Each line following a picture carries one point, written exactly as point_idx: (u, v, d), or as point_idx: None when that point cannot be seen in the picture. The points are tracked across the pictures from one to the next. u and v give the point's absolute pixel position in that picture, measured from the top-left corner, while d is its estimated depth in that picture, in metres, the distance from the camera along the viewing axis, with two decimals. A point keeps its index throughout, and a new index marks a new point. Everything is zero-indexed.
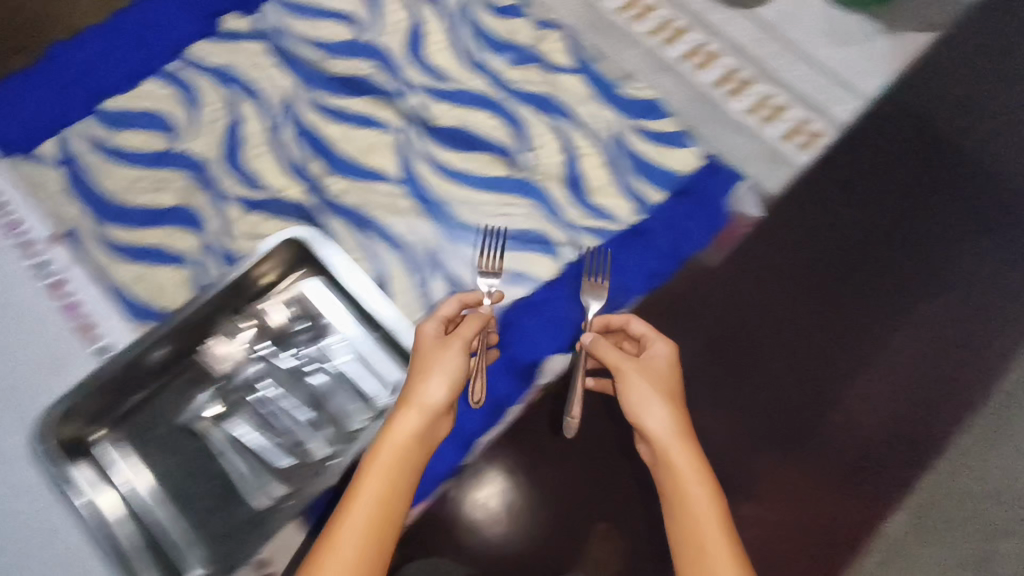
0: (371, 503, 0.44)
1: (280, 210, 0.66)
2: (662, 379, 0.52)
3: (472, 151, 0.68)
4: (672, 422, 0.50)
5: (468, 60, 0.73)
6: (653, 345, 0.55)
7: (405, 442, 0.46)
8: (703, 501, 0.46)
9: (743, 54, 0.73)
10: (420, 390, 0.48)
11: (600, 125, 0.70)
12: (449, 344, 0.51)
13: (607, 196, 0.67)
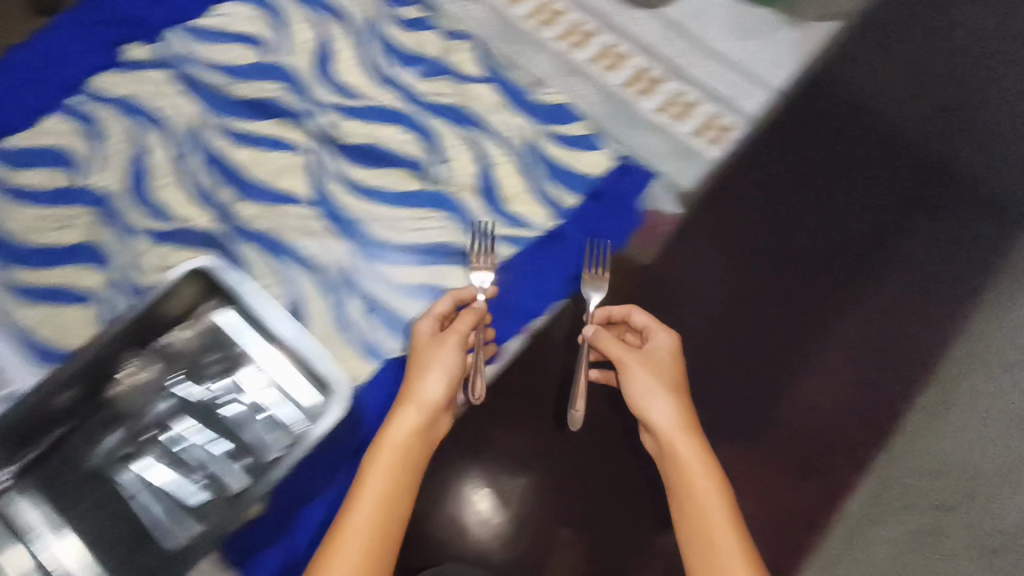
0: (377, 485, 0.51)
1: (189, 241, 0.65)
2: (663, 370, 0.58)
3: (383, 168, 0.68)
4: (678, 414, 0.56)
5: (377, 70, 0.72)
6: (654, 339, 0.61)
7: (403, 434, 0.53)
8: (704, 481, 0.53)
9: (651, 47, 0.73)
10: (420, 386, 0.55)
11: (513, 133, 0.70)
12: (444, 341, 0.57)
13: (524, 205, 0.68)
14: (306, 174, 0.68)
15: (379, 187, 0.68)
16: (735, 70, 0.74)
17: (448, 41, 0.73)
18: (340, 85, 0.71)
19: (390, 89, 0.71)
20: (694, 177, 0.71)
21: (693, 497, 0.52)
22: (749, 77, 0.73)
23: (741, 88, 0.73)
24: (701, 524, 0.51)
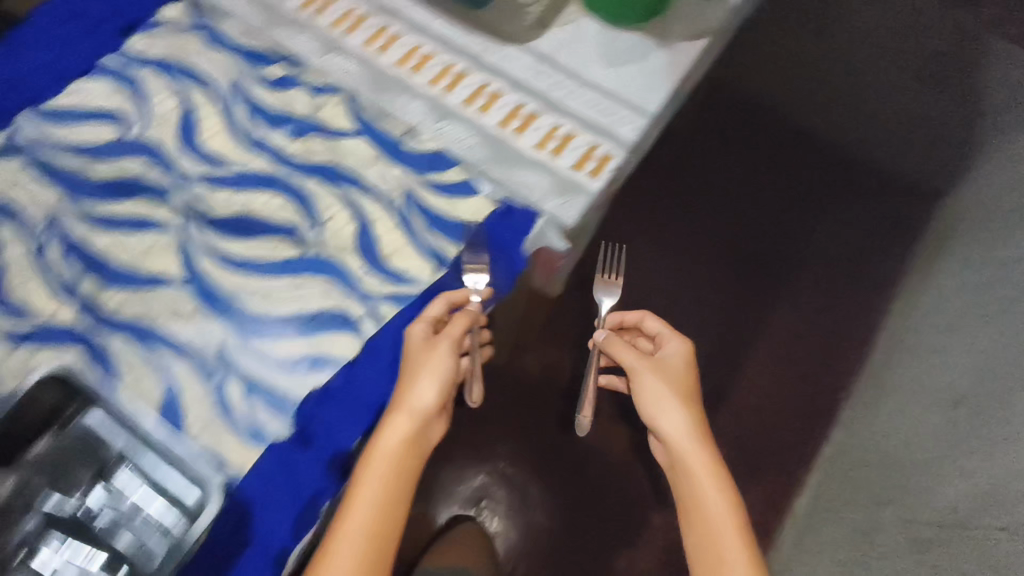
0: (375, 485, 0.59)
1: (51, 338, 0.61)
2: (676, 381, 0.69)
3: (258, 240, 0.66)
4: (687, 424, 0.66)
5: (249, 139, 0.71)
6: (670, 351, 0.73)
7: (396, 441, 0.60)
8: (707, 480, 0.64)
9: (513, 89, 0.73)
10: (412, 394, 0.61)
11: (393, 187, 0.70)
12: (436, 347, 0.63)
13: (409, 261, 0.67)
14: (174, 258, 0.65)
15: (256, 259, 0.65)
16: (598, 98, 0.72)
17: (318, 103, 0.73)
18: (210, 155, 0.70)
19: (261, 156, 0.70)
20: (577, 210, 0.68)
21: (699, 493, 0.64)
22: (610, 107, 0.72)
23: (605, 117, 0.71)
24: (703, 514, 0.63)
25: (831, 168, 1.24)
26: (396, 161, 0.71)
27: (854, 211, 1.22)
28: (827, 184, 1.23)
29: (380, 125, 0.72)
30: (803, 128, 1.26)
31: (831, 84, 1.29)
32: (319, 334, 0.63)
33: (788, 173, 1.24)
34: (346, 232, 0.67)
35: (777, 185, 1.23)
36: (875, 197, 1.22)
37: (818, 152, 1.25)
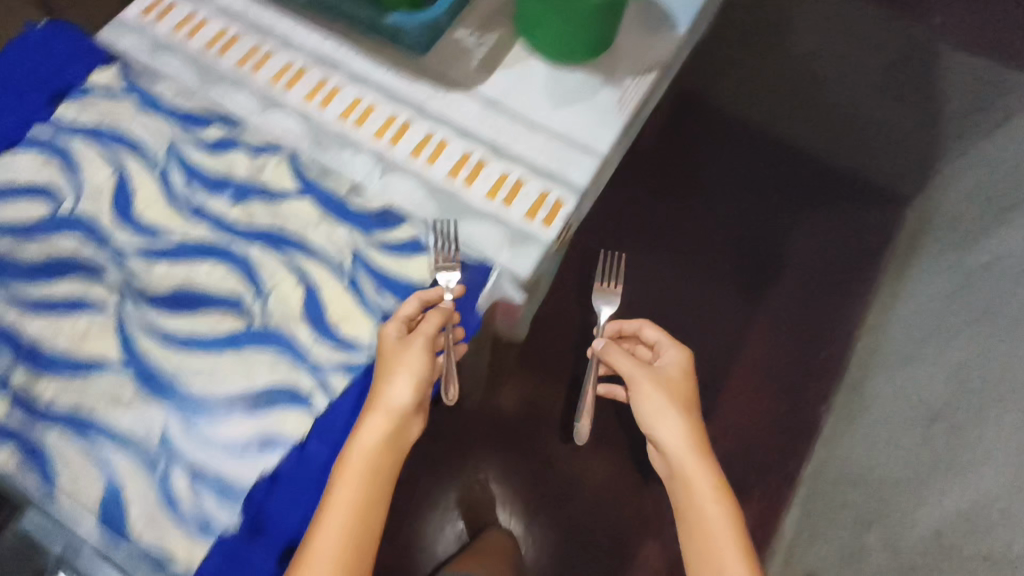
0: (354, 490, 0.51)
1: (73, 269, 0.61)
2: (672, 391, 0.64)
3: (266, 167, 0.66)
4: (686, 435, 0.62)
5: (242, 97, 0.69)
6: (666, 360, 0.68)
7: (372, 443, 0.52)
8: (708, 494, 0.59)
9: (515, 59, 0.73)
10: (387, 391, 0.54)
11: (393, 141, 0.68)
12: (412, 344, 0.56)
13: (407, 209, 0.65)
14: (184, 208, 0.64)
15: (267, 186, 0.65)
16: (602, 65, 0.73)
17: (309, 61, 0.71)
18: (216, 92, 0.69)
19: (254, 115, 0.69)
20: (587, 179, 0.67)
21: (700, 505, 0.59)
22: (615, 72, 0.73)
23: (610, 84, 0.72)
24: (706, 525, 0.58)
25: (811, 181, 1.21)
26: (392, 124, 0.69)
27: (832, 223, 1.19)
28: (810, 197, 1.20)
29: (372, 88, 0.70)
30: (786, 140, 1.22)
31: (815, 94, 1.23)
32: (314, 284, 0.61)
33: (768, 184, 1.20)
34: (357, 169, 0.66)
35: (756, 198, 1.20)
36: (856, 207, 1.19)
37: (798, 166, 1.21)
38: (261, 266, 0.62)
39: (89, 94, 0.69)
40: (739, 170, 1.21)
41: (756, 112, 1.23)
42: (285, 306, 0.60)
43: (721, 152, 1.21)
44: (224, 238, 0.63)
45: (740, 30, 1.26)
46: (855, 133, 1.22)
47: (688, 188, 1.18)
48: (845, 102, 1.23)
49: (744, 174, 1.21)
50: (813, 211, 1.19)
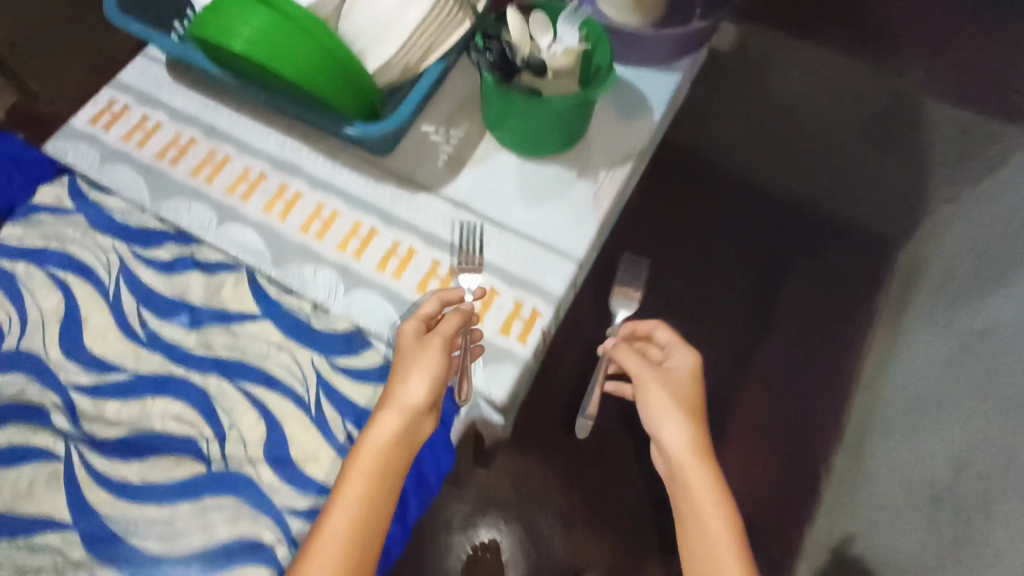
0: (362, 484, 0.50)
1: (16, 417, 0.57)
2: (678, 392, 0.59)
3: (227, 285, 0.62)
4: (689, 439, 0.57)
5: (196, 210, 0.65)
6: (676, 357, 0.62)
7: (382, 438, 0.52)
8: (709, 501, 0.54)
9: (482, 160, 0.69)
10: (401, 389, 0.53)
11: (359, 253, 0.64)
12: (430, 343, 0.55)
13: (375, 328, 0.61)
14: (135, 340, 0.60)
15: (227, 309, 0.61)
16: (575, 164, 0.69)
17: (269, 168, 0.67)
18: (168, 206, 0.65)
19: (211, 227, 0.64)
20: (564, 288, 0.64)
21: (699, 514, 0.54)
22: (587, 170, 0.69)
23: (584, 183, 0.69)
24: (705, 533, 0.53)
25: (793, 225, 1.11)
26: (356, 233, 0.65)
27: (819, 270, 1.09)
28: (792, 244, 1.10)
29: (336, 193, 0.67)
30: (762, 187, 1.12)
31: (786, 139, 1.15)
32: (276, 422, 0.57)
33: (745, 234, 1.10)
34: (323, 283, 0.63)
35: (735, 248, 1.09)
36: (844, 248, 1.09)
37: (778, 211, 1.11)
38: (219, 400, 0.58)
39: (35, 213, 0.65)
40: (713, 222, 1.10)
41: (724, 160, 1.13)
42: (248, 444, 0.57)
43: (699, 205, 1.11)
44: (181, 369, 0.59)
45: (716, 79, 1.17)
46: (833, 177, 1.13)
47: (659, 249, 1.09)
48: (821, 147, 1.14)
49: (719, 226, 1.10)
50: (798, 259, 1.09)
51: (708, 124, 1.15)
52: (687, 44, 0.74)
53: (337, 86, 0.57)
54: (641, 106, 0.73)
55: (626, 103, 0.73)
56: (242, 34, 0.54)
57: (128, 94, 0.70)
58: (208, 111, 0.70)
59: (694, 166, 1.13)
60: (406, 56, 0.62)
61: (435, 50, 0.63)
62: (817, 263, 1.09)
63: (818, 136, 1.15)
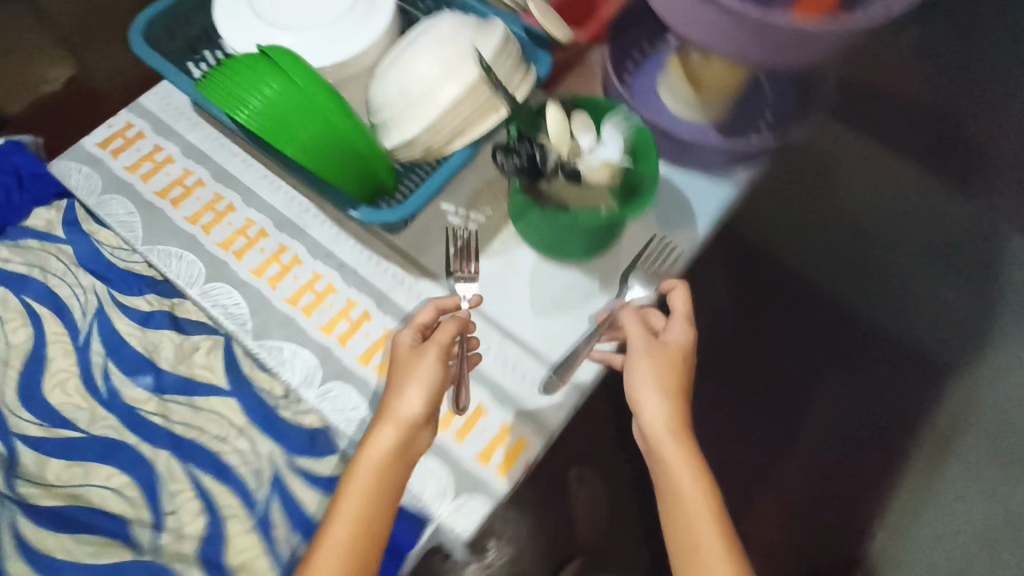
0: (358, 501, 0.48)
1: None
2: (671, 371, 0.52)
3: (200, 351, 0.58)
4: (672, 420, 0.51)
5: (185, 260, 0.61)
6: (674, 325, 0.54)
7: (379, 453, 0.48)
8: (689, 484, 0.49)
9: (493, 254, 0.62)
10: (395, 402, 0.50)
11: (344, 339, 0.58)
12: (423, 354, 0.51)
13: (344, 430, 0.55)
14: (93, 396, 0.57)
15: (194, 379, 0.57)
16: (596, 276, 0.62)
17: (271, 225, 0.63)
18: (159, 250, 0.61)
19: (197, 280, 0.60)
20: (561, 419, 0.57)
21: (678, 497, 0.49)
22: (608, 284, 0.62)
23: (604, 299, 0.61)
24: (684, 513, 0.49)
25: (836, 335, 0.99)
26: (345, 313, 0.59)
27: (861, 391, 0.96)
28: (829, 356, 0.98)
29: (336, 263, 0.61)
30: (808, 288, 1.00)
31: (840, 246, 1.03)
32: (218, 517, 0.53)
33: (775, 336, 0.98)
34: (300, 367, 0.57)
35: (758, 351, 0.97)
36: (890, 370, 0.97)
37: (819, 314, 0.99)
38: (165, 480, 0.54)
39: (23, 235, 0.61)
40: (743, 317, 0.99)
41: (767, 250, 1.02)
42: (185, 535, 0.53)
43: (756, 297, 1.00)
44: (134, 437, 0.55)
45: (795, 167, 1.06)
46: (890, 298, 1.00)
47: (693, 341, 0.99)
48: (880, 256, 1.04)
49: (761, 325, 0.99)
50: (831, 374, 0.97)
51: (754, 210, 1.05)
52: (747, 155, 0.66)
53: (342, 168, 0.51)
54: (685, 223, 0.66)
55: (668, 219, 0.66)
56: (256, 96, 0.49)
57: (145, 120, 0.66)
58: (220, 152, 0.65)
59: (732, 251, 1.02)
60: (432, 136, 0.56)
61: (463, 135, 0.57)
62: (855, 383, 0.96)
63: (900, 247, 1.03)
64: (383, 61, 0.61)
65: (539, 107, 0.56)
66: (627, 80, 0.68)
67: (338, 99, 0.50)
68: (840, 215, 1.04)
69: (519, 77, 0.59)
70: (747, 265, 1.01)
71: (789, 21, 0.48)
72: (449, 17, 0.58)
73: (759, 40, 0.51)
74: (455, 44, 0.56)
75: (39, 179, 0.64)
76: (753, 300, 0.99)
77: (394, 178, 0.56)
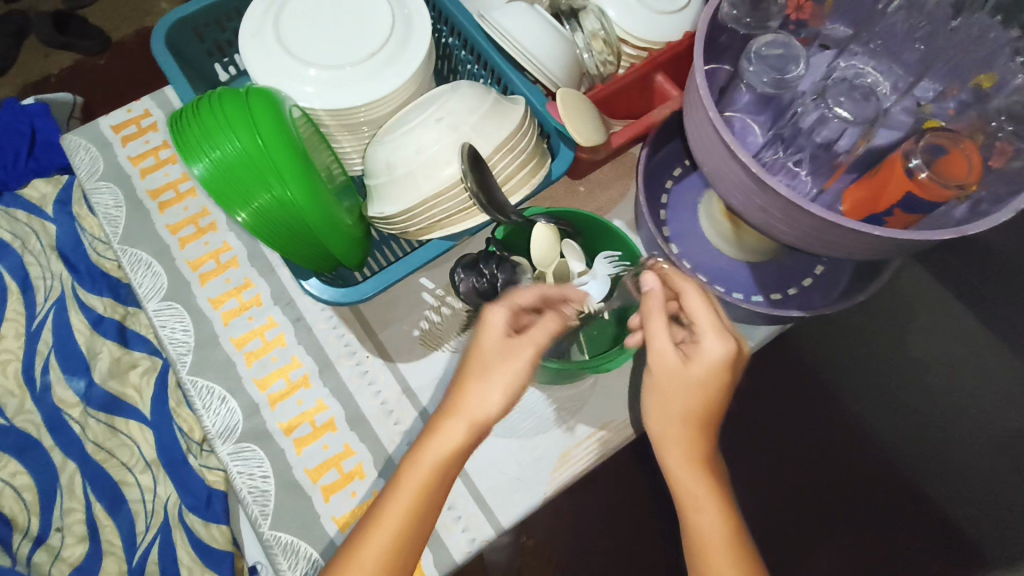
0: (414, 491, 0.40)
1: None
2: (683, 398, 0.42)
3: (136, 369, 0.58)
4: (688, 450, 0.43)
5: (150, 269, 0.59)
6: (706, 337, 0.42)
7: (444, 453, 0.40)
8: (713, 518, 0.42)
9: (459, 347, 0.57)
10: (472, 398, 0.41)
11: (276, 400, 0.55)
12: (520, 350, 0.42)
13: (243, 499, 0.52)
14: (30, 387, 0.58)
15: (122, 399, 0.57)
16: (557, 405, 0.55)
17: (242, 260, 0.60)
18: (131, 254, 0.59)
19: (154, 298, 0.58)
20: (466, 556, 0.52)
21: (695, 526, 0.43)
22: (569, 419, 0.55)
23: (560, 435, 0.55)
24: (697, 549, 0.42)
25: (859, 481, 0.84)
26: (283, 372, 0.56)
27: (863, 550, 0.82)
28: (845, 509, 0.83)
29: (295, 315, 0.58)
30: (853, 425, 0.85)
31: (909, 389, 0.85)
32: (100, 548, 0.54)
33: (785, 457, 0.85)
34: (222, 417, 0.54)
35: (764, 471, 0.84)
36: (922, 544, 0.82)
37: (847, 454, 0.84)
38: (64, 493, 0.55)
39: (16, 204, 0.62)
40: (767, 432, 0.86)
41: (822, 365, 0.86)
42: (62, 557, 0.54)
43: (813, 430, 0.85)
44: (50, 439, 0.56)
45: (927, 289, 0.87)
46: (960, 476, 0.83)
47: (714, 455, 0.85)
48: (946, 426, 0.84)
49: (813, 459, 0.84)
50: (838, 516, 0.83)
51: (816, 330, 0.87)
52: (778, 318, 0.55)
53: (276, 229, 0.46)
54: None
55: None
56: (215, 149, 0.43)
57: (163, 113, 0.64)
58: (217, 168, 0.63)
59: (790, 370, 0.87)
60: (409, 221, 0.50)
61: (443, 227, 0.51)
62: (859, 544, 0.82)
63: (995, 420, 0.84)
64: (409, 105, 0.55)
65: (530, 216, 0.52)
66: (663, 199, 0.62)
67: (306, 170, 0.45)
68: (898, 366, 0.86)
69: (522, 175, 0.51)
70: (783, 387, 0.86)
71: (824, 215, 0.37)
72: (466, 89, 0.51)
73: (792, 224, 0.40)
74: (455, 129, 0.49)
75: (48, 148, 0.67)
76: (773, 414, 0.86)
77: (361, 251, 0.54)
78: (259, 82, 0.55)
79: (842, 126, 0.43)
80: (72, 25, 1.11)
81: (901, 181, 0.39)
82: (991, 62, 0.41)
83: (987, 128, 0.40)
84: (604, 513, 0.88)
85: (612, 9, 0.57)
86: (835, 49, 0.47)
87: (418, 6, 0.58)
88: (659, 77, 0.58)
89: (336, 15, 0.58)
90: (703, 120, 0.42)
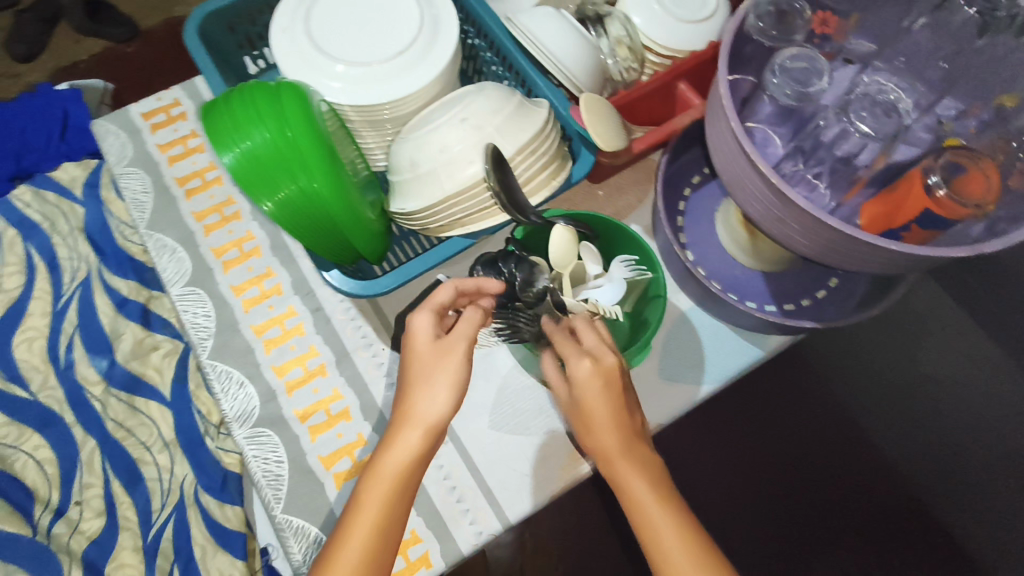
0: (379, 507, 0.40)
1: None
2: (584, 415, 0.43)
3: (158, 352, 0.59)
4: (608, 453, 0.42)
5: (174, 255, 0.60)
6: (568, 360, 0.44)
7: (406, 461, 0.41)
8: (645, 490, 0.41)
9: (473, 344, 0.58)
10: (419, 402, 0.42)
11: (292, 387, 0.56)
12: (453, 349, 0.43)
13: (258, 482, 0.53)
14: (54, 362, 0.59)
15: (143, 379, 0.59)
16: None
17: (264, 249, 0.61)
18: (157, 239, 0.61)
19: (177, 283, 0.59)
20: (473, 548, 0.53)
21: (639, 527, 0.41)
22: None
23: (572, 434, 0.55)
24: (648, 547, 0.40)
25: (864, 493, 0.84)
26: (298, 360, 0.57)
27: (864, 563, 0.82)
28: (849, 521, 0.83)
29: (313, 305, 0.59)
30: (860, 437, 0.85)
31: (917, 405, 0.85)
32: (117, 523, 0.56)
33: (792, 466, 0.85)
34: (239, 402, 0.55)
35: (769, 479, 0.85)
36: (927, 558, 0.82)
37: (853, 466, 0.84)
38: (84, 468, 0.57)
39: (47, 185, 0.64)
40: (774, 441, 0.86)
41: (832, 376, 0.86)
42: (80, 530, 0.55)
43: (820, 440, 0.85)
44: (72, 415, 0.58)
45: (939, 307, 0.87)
46: (966, 492, 0.83)
47: (721, 461, 0.86)
48: (954, 443, 0.84)
49: (819, 469, 0.85)
50: (841, 527, 0.83)
51: (828, 342, 0.87)
52: (790, 328, 0.55)
53: (296, 221, 0.47)
54: (694, 363, 0.58)
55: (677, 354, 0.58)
56: (244, 140, 0.44)
57: (193, 102, 0.66)
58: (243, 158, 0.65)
59: (800, 380, 0.87)
60: (430, 217, 0.51)
61: (462, 225, 0.52)
62: (862, 555, 0.82)
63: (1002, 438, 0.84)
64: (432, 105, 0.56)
65: (550, 217, 0.53)
66: (680, 206, 0.62)
67: (332, 163, 0.46)
68: (908, 381, 0.86)
69: (543, 176, 0.52)
70: (792, 397, 0.86)
71: (843, 229, 0.37)
72: (490, 91, 0.52)
73: (812, 237, 0.40)
74: (479, 129, 0.50)
75: (80, 132, 0.69)
76: (781, 423, 0.86)
77: (381, 246, 0.55)
78: (288, 77, 0.56)
79: (863, 141, 0.44)
80: (103, 12, 1.13)
81: (919, 198, 0.39)
82: (1013, 82, 0.41)
83: (1007, 147, 0.41)
84: (607, 514, 0.88)
85: (638, 16, 0.58)
86: (858, 64, 0.48)
87: (447, 7, 0.59)
88: (681, 86, 0.58)
89: (367, 13, 0.59)
90: (724, 129, 0.43)
